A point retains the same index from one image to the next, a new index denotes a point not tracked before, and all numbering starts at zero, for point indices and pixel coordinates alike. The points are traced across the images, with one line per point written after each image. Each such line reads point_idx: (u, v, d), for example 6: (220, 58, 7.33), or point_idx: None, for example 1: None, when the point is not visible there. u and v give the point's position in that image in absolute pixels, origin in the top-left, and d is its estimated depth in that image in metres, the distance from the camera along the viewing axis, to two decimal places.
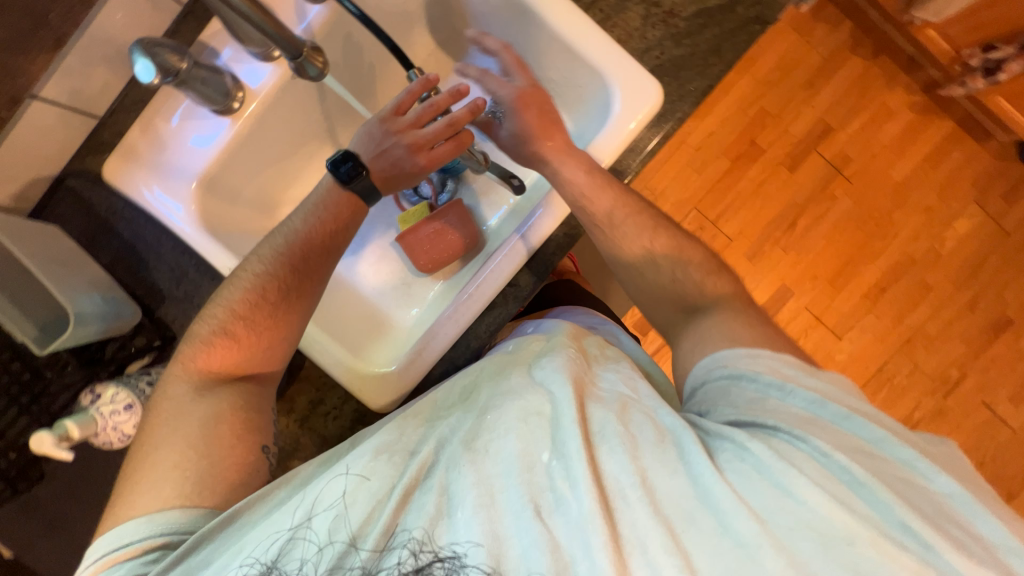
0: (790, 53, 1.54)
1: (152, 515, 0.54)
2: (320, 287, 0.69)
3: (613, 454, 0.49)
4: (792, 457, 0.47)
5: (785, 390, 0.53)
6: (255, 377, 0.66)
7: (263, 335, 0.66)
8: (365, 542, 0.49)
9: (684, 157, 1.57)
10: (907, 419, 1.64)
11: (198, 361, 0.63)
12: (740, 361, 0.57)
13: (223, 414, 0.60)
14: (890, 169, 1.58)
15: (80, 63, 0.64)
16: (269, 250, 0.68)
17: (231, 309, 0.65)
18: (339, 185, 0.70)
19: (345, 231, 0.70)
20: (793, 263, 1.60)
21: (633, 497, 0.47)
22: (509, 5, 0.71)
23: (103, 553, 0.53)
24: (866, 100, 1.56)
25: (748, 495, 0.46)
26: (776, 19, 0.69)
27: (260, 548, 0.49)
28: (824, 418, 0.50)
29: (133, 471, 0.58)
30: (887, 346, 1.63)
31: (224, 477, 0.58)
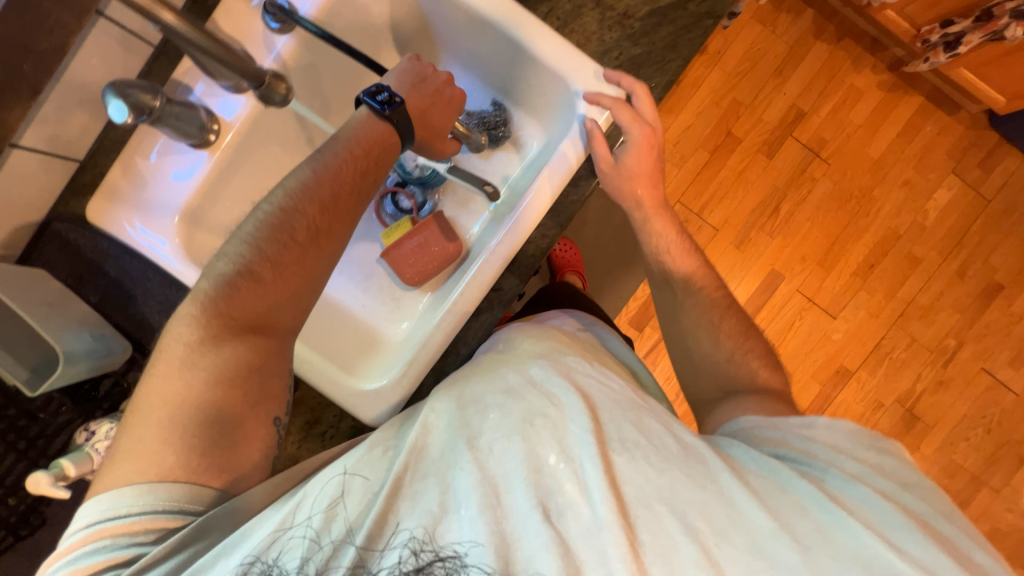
0: (757, 44, 1.58)
1: (153, 486, 0.55)
2: (349, 231, 0.67)
3: (630, 462, 0.54)
4: (842, 497, 0.53)
5: (841, 455, 0.59)
6: (275, 330, 0.63)
7: (291, 274, 0.63)
8: (358, 538, 0.52)
9: (664, 152, 1.59)
10: (910, 392, 1.65)
11: (221, 303, 0.60)
12: (792, 419, 0.66)
13: (235, 378, 0.60)
14: (867, 147, 1.60)
15: (55, 110, 0.64)
16: (295, 185, 0.64)
17: (254, 249, 0.61)
18: (373, 115, 0.68)
19: (373, 168, 0.67)
20: (780, 247, 1.61)
21: (652, 505, 0.52)
22: (467, 19, 0.72)
23: (100, 517, 0.54)
24: (835, 83, 1.59)
25: (767, 505, 0.52)
26: (727, 13, 0.71)
27: (275, 551, 0.52)
28: (877, 482, 0.56)
29: (134, 422, 0.58)
30: (882, 321, 1.64)
31: (229, 457, 0.59)
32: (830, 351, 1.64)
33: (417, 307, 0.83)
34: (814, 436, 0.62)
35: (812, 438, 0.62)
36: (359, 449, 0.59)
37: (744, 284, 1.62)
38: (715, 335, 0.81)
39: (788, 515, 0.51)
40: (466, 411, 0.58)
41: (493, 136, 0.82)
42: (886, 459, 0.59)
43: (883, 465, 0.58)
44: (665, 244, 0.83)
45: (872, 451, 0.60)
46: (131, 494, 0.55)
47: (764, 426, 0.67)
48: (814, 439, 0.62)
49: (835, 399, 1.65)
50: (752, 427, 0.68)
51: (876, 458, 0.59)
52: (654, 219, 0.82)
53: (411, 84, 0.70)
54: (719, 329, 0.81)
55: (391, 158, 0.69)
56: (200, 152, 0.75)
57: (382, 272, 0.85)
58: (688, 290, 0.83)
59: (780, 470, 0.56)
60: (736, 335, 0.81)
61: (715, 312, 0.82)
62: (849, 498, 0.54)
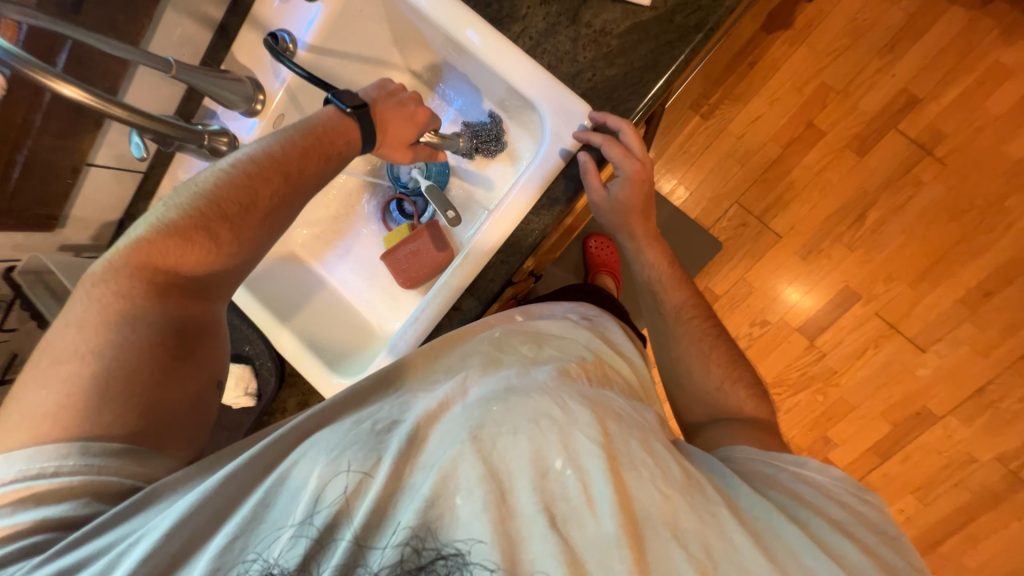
0: (863, 14, 1.30)
1: (86, 445, 0.48)
2: (303, 205, 0.66)
3: (637, 478, 0.42)
4: (833, 551, 0.42)
5: (824, 500, 0.49)
6: (211, 297, 0.62)
7: (242, 233, 0.60)
8: (350, 530, 0.39)
9: (726, 145, 1.41)
10: (1021, 451, 1.34)
11: (161, 252, 0.57)
12: (786, 454, 0.56)
13: (177, 334, 0.56)
14: (1003, 145, 1.28)
15: (119, 134, 0.76)
16: (263, 153, 0.63)
17: (212, 199, 0.59)
18: (342, 112, 0.71)
19: (342, 156, 0.69)
20: (859, 261, 1.38)
21: (657, 528, 0.40)
22: (450, 41, 0.74)
23: (15, 485, 0.46)
24: (969, 61, 1.27)
25: (763, 548, 0.41)
26: (717, 27, 0.65)
27: (261, 540, 0.40)
28: (863, 537, 0.46)
29: (50, 380, 0.50)
30: (992, 362, 1.34)
31: (170, 404, 0.55)
32: (910, 389, 1.39)
33: (411, 306, 0.89)
34: (803, 474, 0.53)
35: (801, 478, 0.52)
36: (346, 431, 0.47)
37: (812, 296, 1.42)
38: (706, 361, 0.73)
39: (777, 552, 0.41)
40: (470, 406, 0.47)
41: (485, 149, 0.84)
42: (871, 508, 0.50)
43: (864, 515, 0.49)
44: (656, 273, 0.79)
45: (860, 502, 0.50)
46: (51, 456, 0.47)
47: (760, 458, 0.57)
48: (806, 479, 0.52)
49: (908, 445, 1.41)
50: (746, 459, 0.58)
51: (859, 507, 0.49)
52: (647, 249, 0.79)
53: (379, 97, 0.75)
54: (709, 356, 0.73)
55: (353, 152, 0.71)
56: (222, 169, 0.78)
57: (385, 273, 0.92)
58: (678, 317, 0.76)
59: (763, 509, 0.45)
60: (726, 364, 0.72)
61: (705, 340, 0.75)
62: (831, 547, 0.43)
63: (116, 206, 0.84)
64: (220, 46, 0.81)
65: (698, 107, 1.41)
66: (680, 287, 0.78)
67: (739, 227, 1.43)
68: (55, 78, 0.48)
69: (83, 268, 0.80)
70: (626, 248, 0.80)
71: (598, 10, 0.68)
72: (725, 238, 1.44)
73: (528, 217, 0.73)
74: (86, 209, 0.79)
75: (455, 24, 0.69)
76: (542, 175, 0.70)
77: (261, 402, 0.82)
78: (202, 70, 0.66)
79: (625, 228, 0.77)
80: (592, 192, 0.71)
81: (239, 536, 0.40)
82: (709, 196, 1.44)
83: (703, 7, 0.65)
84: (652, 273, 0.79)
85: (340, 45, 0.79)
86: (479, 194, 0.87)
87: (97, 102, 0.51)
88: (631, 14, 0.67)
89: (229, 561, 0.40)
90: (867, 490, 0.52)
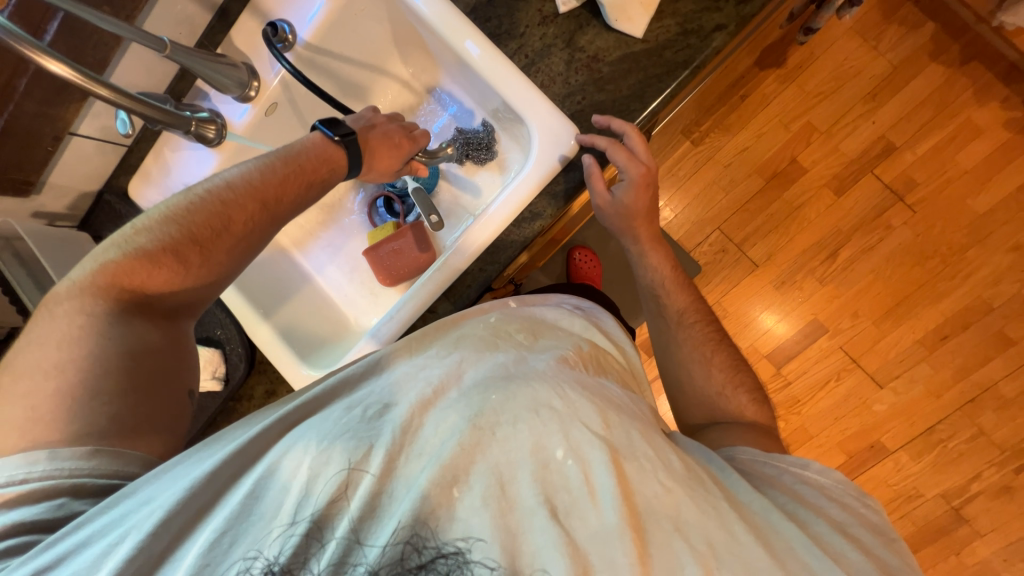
0: (849, 61, 1.36)
1: (55, 450, 0.50)
2: (276, 230, 0.70)
3: (641, 473, 0.46)
4: (830, 544, 0.45)
5: (823, 503, 0.51)
6: (183, 315, 0.65)
7: (217, 259, 0.64)
8: (337, 531, 0.44)
9: (712, 172, 1.46)
10: (962, 490, 1.41)
11: (130, 279, 0.59)
12: (787, 456, 0.57)
13: (148, 349, 0.59)
14: (970, 199, 1.35)
15: (106, 108, 0.75)
16: (240, 178, 0.66)
17: (188, 227, 0.62)
18: (327, 139, 0.73)
19: (322, 182, 0.73)
20: (828, 296, 1.44)
21: (661, 522, 0.44)
22: (448, 49, 0.75)
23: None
24: (944, 117, 1.34)
25: (764, 540, 0.44)
26: (703, 66, 0.68)
27: (254, 538, 0.44)
28: (862, 537, 0.48)
29: (16, 395, 0.52)
30: (943, 404, 1.40)
31: (145, 407, 0.56)
32: (866, 423, 1.44)
33: (390, 304, 0.90)
34: (804, 476, 0.54)
35: (804, 480, 0.54)
36: (340, 417, 0.50)
37: (784, 324, 1.47)
38: (708, 368, 0.73)
39: (780, 550, 0.44)
40: (466, 392, 0.51)
41: (475, 156, 0.85)
42: (871, 510, 0.52)
43: (866, 517, 0.51)
44: (659, 277, 0.80)
45: (858, 503, 0.53)
46: (19, 463, 0.49)
47: (764, 461, 0.57)
48: (808, 482, 0.54)
49: (861, 476, 1.46)
50: (750, 461, 0.58)
51: (860, 509, 0.52)
52: (650, 253, 0.80)
53: (363, 124, 0.78)
54: (711, 362, 0.74)
55: (337, 178, 0.74)
56: (212, 151, 0.79)
57: (367, 269, 0.93)
58: (681, 321, 0.77)
59: (767, 509, 0.48)
60: (728, 368, 0.73)
61: (706, 346, 0.75)
62: (834, 545, 0.45)
63: (96, 177, 0.83)
64: (219, 29, 0.81)
65: (689, 133, 1.46)
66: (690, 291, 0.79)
67: (719, 252, 1.48)
68: (38, 50, 0.48)
69: (57, 237, 0.78)
70: (630, 251, 0.81)
71: (592, 37, 0.71)
72: (705, 262, 1.49)
73: (508, 229, 0.74)
74: (65, 176, 0.77)
75: (452, 33, 0.71)
76: (528, 187, 0.71)
77: (227, 388, 0.82)
78: (198, 54, 0.67)
79: (624, 223, 0.76)
80: (595, 195, 0.73)
81: (230, 527, 0.44)
82: (694, 220, 1.47)
83: (690, 45, 0.68)
84: (655, 278, 0.81)
85: (338, 44, 0.80)
86: (466, 199, 0.88)
87: (83, 80, 0.51)
88: (624, 44, 0.70)
89: (222, 555, 0.43)
90: (862, 492, 0.54)
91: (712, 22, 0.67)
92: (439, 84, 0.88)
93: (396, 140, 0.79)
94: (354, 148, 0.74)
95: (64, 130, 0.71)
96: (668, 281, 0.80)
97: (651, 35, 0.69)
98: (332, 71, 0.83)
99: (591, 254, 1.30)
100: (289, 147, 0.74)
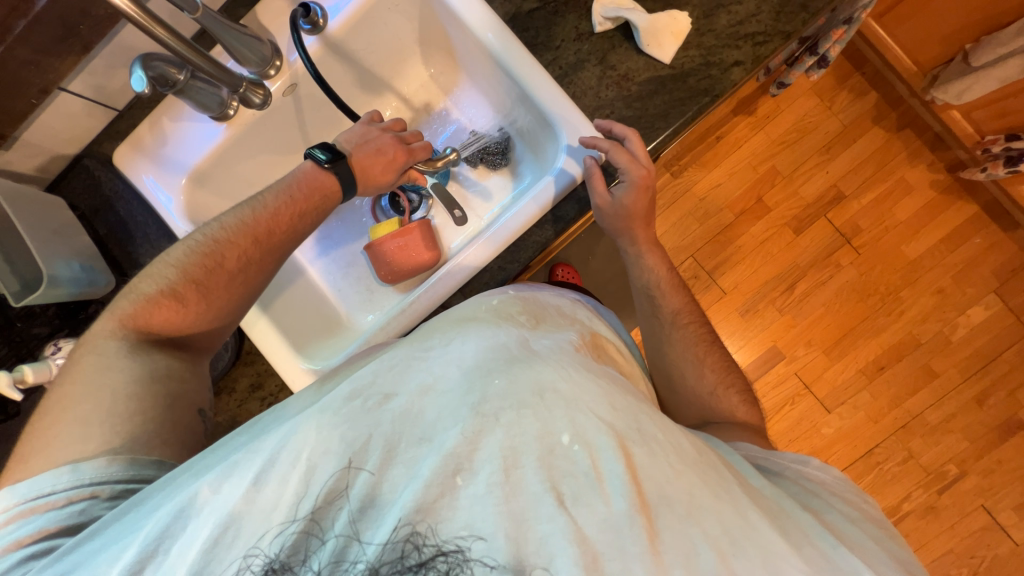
0: (808, 116, 1.55)
1: (77, 464, 0.51)
2: (276, 265, 0.71)
3: (650, 457, 0.47)
4: (844, 536, 0.51)
5: (825, 500, 0.57)
6: (192, 347, 0.68)
7: (213, 302, 0.67)
8: (333, 528, 0.41)
9: (689, 204, 1.56)
10: (895, 509, 1.52)
11: (137, 320, 0.63)
12: (787, 452, 0.63)
13: (156, 379, 0.61)
14: (903, 246, 1.54)
15: (105, 66, 0.72)
16: (233, 220, 0.68)
17: (184, 272, 0.65)
18: (318, 167, 0.73)
19: (314, 214, 0.72)
20: (785, 325, 1.56)
21: (673, 506, 0.45)
22: (480, 50, 0.78)
23: (13, 509, 0.48)
24: (883, 173, 1.54)
25: (778, 526, 0.47)
26: (723, 96, 0.74)
27: (252, 535, 0.41)
28: (870, 527, 0.54)
29: (39, 430, 0.54)
30: (880, 428, 1.54)
31: (154, 425, 0.57)
32: (816, 445, 1.54)
33: (387, 302, 0.88)
34: (808, 471, 0.60)
35: (807, 476, 0.60)
36: (336, 407, 0.47)
37: (743, 351, 1.56)
38: (701, 369, 0.77)
39: (795, 537, 0.47)
40: (469, 373, 0.50)
41: (490, 160, 0.87)
42: (870, 505, 0.58)
43: (867, 510, 0.57)
44: (656, 280, 0.80)
45: (858, 496, 0.59)
46: (47, 477, 0.50)
47: (763, 456, 0.63)
48: (809, 477, 0.60)
49: None
50: (750, 456, 0.63)
51: (862, 504, 0.58)
52: (648, 255, 0.80)
53: (357, 144, 0.76)
54: (704, 364, 0.77)
55: (332, 205, 0.74)
56: (218, 124, 0.77)
57: (363, 265, 0.91)
58: (675, 323, 0.79)
59: (782, 499, 0.52)
60: (720, 370, 0.77)
61: (700, 346, 0.78)
62: (847, 534, 0.51)
63: (77, 140, 0.78)
64: (241, 3, 0.78)
65: (669, 166, 1.57)
66: (683, 295, 0.81)
67: (690, 278, 1.57)
68: None
69: (37, 200, 0.72)
70: (626, 252, 0.80)
71: (623, 57, 0.76)
72: None
73: (531, 229, 0.77)
74: (43, 136, 0.73)
75: (492, 38, 0.74)
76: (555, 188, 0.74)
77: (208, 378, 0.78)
78: (225, 22, 0.65)
79: (629, 236, 0.77)
80: (596, 196, 0.74)
81: (228, 526, 0.41)
82: (670, 245, 1.57)
83: (711, 75, 0.75)
84: (650, 279, 0.81)
85: (366, 37, 0.81)
86: (475, 202, 0.89)
87: (142, 18, 0.51)
88: (652, 67, 0.76)
89: (222, 552, 0.40)
90: (859, 491, 0.60)
91: (731, 57, 0.75)
92: (461, 89, 0.90)
93: (391, 155, 0.76)
94: (344, 169, 0.73)
95: (54, 83, 0.67)
96: (665, 283, 0.80)
97: (677, 62, 0.75)
98: (354, 60, 0.83)
99: (573, 271, 1.24)
100: (280, 181, 0.74)
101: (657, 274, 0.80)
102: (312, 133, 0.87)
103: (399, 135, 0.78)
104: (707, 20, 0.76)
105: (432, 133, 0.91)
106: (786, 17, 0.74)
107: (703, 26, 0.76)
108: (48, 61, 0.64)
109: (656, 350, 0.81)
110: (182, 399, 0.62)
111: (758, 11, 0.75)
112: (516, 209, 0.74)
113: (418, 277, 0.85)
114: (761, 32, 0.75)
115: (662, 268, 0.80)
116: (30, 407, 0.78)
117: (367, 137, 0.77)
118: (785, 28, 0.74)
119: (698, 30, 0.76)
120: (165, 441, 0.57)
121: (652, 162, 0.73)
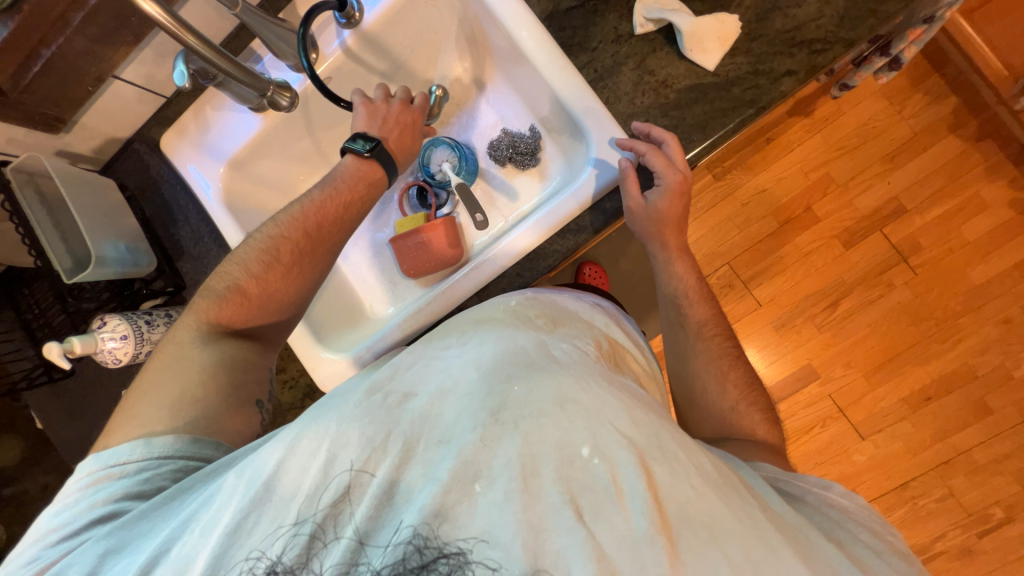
0: (873, 120, 1.42)
1: (151, 438, 0.57)
2: (322, 263, 0.73)
3: (672, 476, 0.46)
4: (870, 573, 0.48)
5: (849, 531, 0.54)
6: (260, 337, 0.72)
7: (272, 293, 0.70)
8: (346, 529, 0.43)
9: (729, 209, 1.48)
10: (927, 547, 1.43)
11: (209, 312, 0.68)
12: (810, 476, 0.59)
13: (218, 366, 0.65)
14: (968, 269, 1.40)
15: (155, 55, 0.75)
16: (286, 217, 0.72)
17: (245, 269, 0.70)
18: (359, 158, 0.75)
19: (358, 205, 0.75)
20: (824, 344, 1.47)
21: (695, 528, 0.44)
22: (514, 48, 0.76)
23: (94, 473, 0.54)
24: (955, 188, 1.40)
25: (801, 552, 0.45)
26: (770, 106, 0.69)
27: (263, 533, 0.43)
28: (897, 562, 0.51)
29: (130, 405, 0.60)
30: (919, 461, 1.43)
31: (211, 411, 0.61)
32: (845, 471, 1.46)
33: (408, 296, 0.90)
34: (832, 498, 0.57)
35: (830, 502, 0.57)
36: (357, 402, 0.49)
37: (775, 366, 1.49)
38: (723, 384, 0.73)
39: (820, 570, 0.44)
40: (488, 378, 0.50)
41: (519, 160, 0.85)
42: (897, 538, 0.55)
43: (895, 544, 0.54)
44: (684, 289, 0.77)
45: (885, 528, 0.56)
46: (129, 448, 0.56)
47: (784, 479, 0.60)
48: (832, 504, 0.57)
49: None
50: (770, 478, 0.60)
51: (888, 536, 0.55)
52: (676, 262, 0.76)
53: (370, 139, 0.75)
54: (726, 377, 0.74)
55: (377, 193, 0.77)
56: (255, 115, 0.79)
57: (389, 256, 0.92)
58: (700, 333, 0.76)
59: (804, 526, 0.50)
60: (743, 387, 0.73)
61: (723, 359, 0.75)
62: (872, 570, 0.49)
63: (129, 124, 0.83)
64: None
65: (712, 167, 1.49)
66: (712, 307, 0.77)
67: (725, 287, 1.50)
68: None
69: (92, 183, 0.78)
70: (653, 257, 0.76)
71: (664, 62, 0.72)
72: None
73: (552, 237, 0.76)
74: (98, 120, 0.78)
75: (524, 35, 0.71)
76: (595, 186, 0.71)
77: None
78: (263, 15, 0.66)
79: (658, 242, 0.74)
80: (628, 199, 0.71)
81: (250, 512, 0.44)
82: (705, 251, 1.50)
83: (759, 83, 0.70)
84: (677, 286, 0.77)
85: (400, 32, 0.81)
86: (501, 202, 0.88)
87: (173, 26, 0.53)
88: (694, 74, 0.71)
89: (241, 538, 0.43)
90: (886, 526, 0.56)
91: (783, 66, 0.69)
92: (492, 89, 0.88)
93: (410, 121, 0.80)
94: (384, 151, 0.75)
95: (108, 72, 0.71)
96: (692, 294, 0.76)
97: (722, 69, 0.70)
98: (388, 54, 0.83)
99: (600, 271, 1.20)
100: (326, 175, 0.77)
101: (685, 284, 0.76)
102: (343, 122, 0.89)
103: (402, 99, 0.79)
104: (760, 23, 0.70)
105: (461, 131, 0.91)
106: (852, 22, 0.68)
107: (755, 30, 0.70)
108: (103, 51, 0.68)
109: (678, 362, 0.78)
110: (241, 390, 0.66)
111: (819, 15, 0.68)
112: (553, 207, 0.72)
113: (440, 273, 0.86)
114: (821, 39, 0.68)
115: (692, 279, 0.76)
116: (83, 368, 0.85)
117: (377, 115, 0.77)
118: (850, 34, 0.68)
119: (748, 34, 0.70)
120: (219, 428, 0.61)
121: (688, 167, 0.69)
